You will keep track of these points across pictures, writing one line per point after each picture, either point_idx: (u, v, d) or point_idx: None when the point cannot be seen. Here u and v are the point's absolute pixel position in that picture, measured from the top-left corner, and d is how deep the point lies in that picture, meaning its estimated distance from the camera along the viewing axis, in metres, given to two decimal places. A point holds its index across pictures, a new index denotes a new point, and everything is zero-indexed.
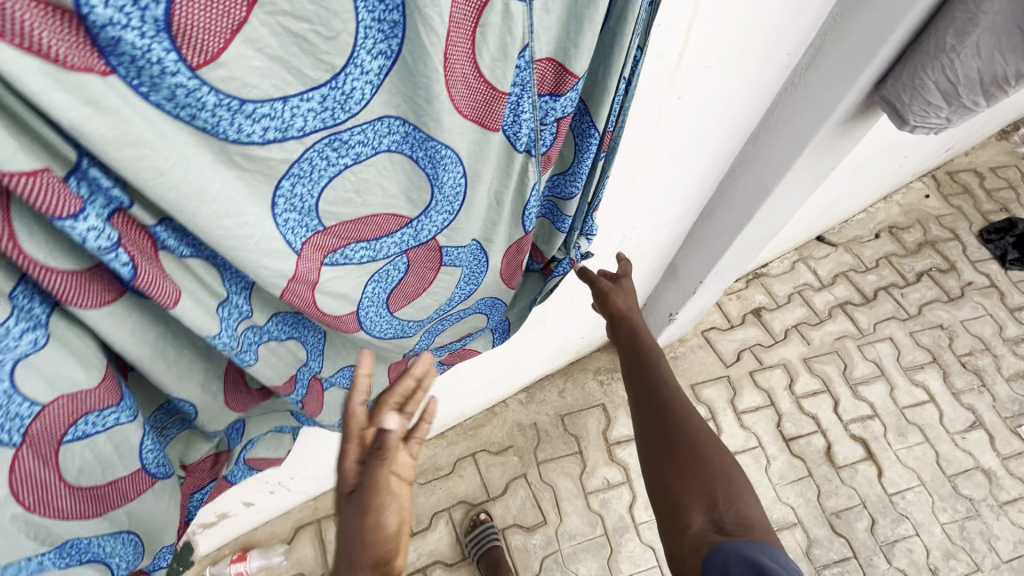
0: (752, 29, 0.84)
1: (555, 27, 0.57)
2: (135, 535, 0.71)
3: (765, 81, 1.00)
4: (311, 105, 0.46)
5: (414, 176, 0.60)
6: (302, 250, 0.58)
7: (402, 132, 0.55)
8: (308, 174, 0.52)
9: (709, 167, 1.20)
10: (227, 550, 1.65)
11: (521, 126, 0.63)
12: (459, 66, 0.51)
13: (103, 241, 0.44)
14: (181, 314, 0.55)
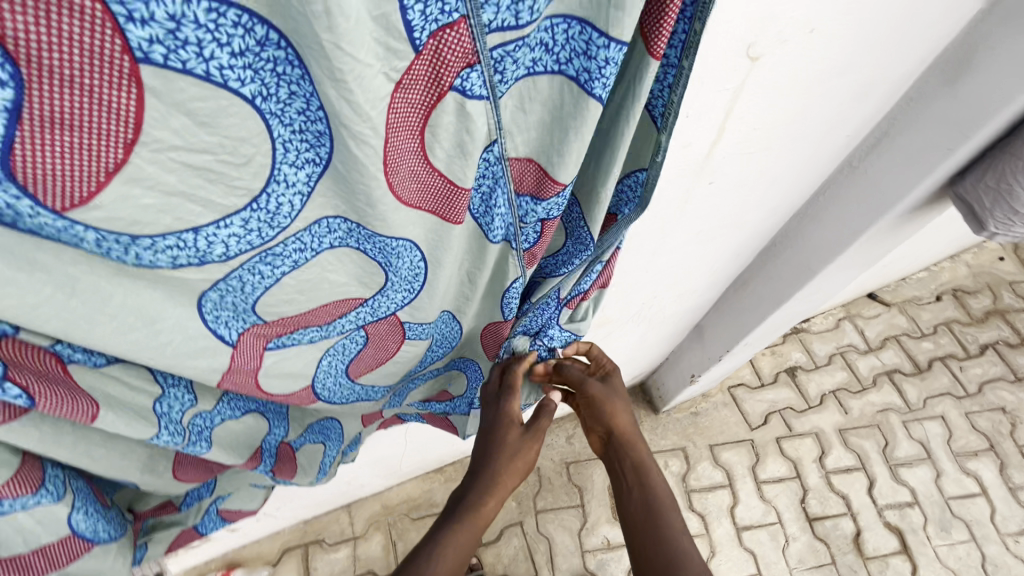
0: (801, 115, 0.71)
1: (537, 127, 0.46)
2: None
3: (815, 161, 0.87)
4: (231, 231, 0.39)
5: (366, 265, 0.52)
6: (238, 343, 0.53)
7: (343, 230, 0.46)
8: (237, 288, 0.46)
9: (745, 241, 1.07)
10: (214, 564, 1.66)
11: (494, 219, 0.53)
12: (403, 167, 0.42)
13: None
14: (103, 426, 0.49)
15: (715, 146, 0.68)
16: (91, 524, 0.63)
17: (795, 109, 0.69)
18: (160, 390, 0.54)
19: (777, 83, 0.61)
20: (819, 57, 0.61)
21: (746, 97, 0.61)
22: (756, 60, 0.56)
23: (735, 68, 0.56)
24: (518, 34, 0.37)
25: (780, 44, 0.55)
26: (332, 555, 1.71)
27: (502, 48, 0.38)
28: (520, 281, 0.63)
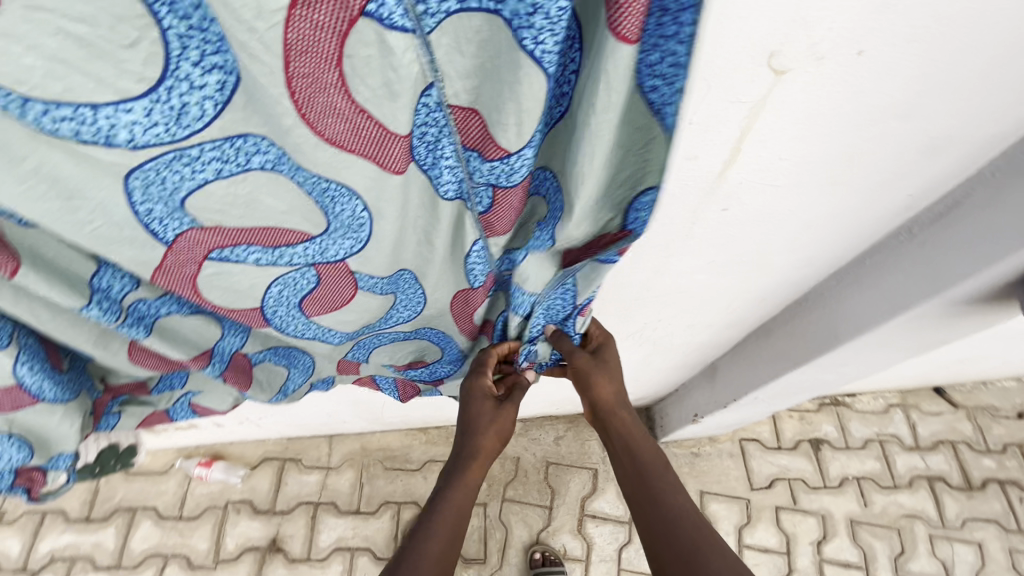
0: (856, 156, 0.61)
1: (475, 74, 0.44)
2: (17, 436, 0.75)
3: (866, 217, 0.75)
4: (133, 117, 0.39)
5: (301, 200, 0.52)
6: (173, 242, 0.54)
7: (273, 154, 0.46)
8: (157, 180, 0.46)
9: (772, 287, 0.96)
10: (201, 450, 1.81)
11: (441, 171, 0.52)
12: (319, 98, 0.41)
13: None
14: (24, 282, 0.56)
15: (727, 167, 0.60)
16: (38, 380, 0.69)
17: (847, 145, 0.59)
18: (96, 268, 0.60)
19: (811, 108, 0.52)
20: (869, 92, 0.51)
21: (766, 115, 0.52)
22: (781, 73, 0.47)
23: (752, 78, 0.48)
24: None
25: (815, 61, 0.46)
26: (304, 476, 1.80)
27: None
28: (479, 245, 0.61)
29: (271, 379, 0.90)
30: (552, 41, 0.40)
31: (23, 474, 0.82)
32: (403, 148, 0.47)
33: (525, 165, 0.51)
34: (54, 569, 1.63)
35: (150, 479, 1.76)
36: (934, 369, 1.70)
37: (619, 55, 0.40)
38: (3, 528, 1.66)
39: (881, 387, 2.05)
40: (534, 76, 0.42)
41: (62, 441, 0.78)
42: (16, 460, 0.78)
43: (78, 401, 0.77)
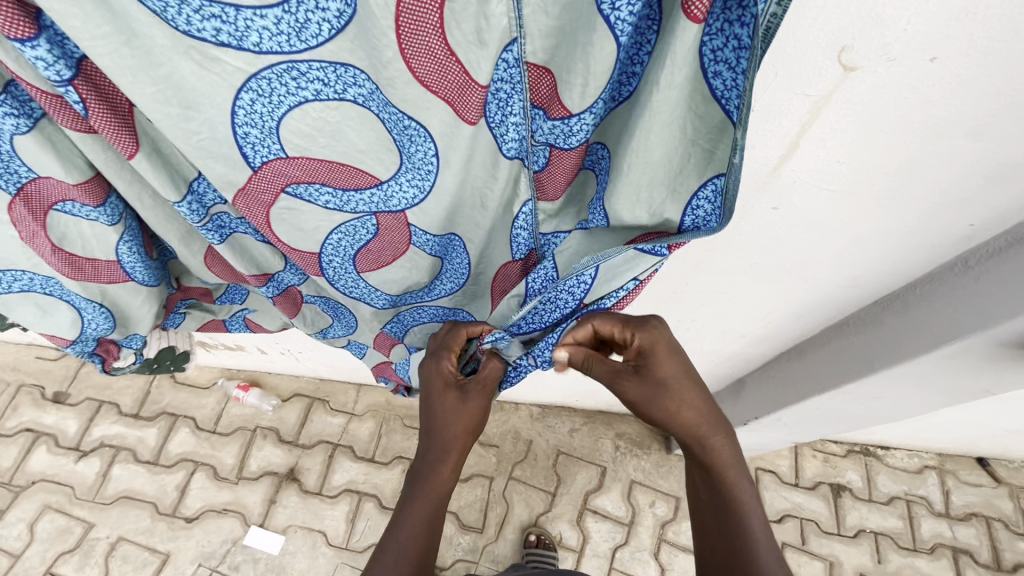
0: (916, 174, 0.62)
1: (554, 36, 0.46)
2: (106, 309, 0.86)
3: (923, 243, 0.75)
4: (265, 23, 0.45)
5: (382, 138, 0.58)
6: (260, 168, 0.60)
7: (367, 88, 0.52)
8: (267, 93, 0.52)
9: (812, 304, 0.96)
10: (242, 375, 1.94)
11: (506, 128, 0.54)
12: (419, 37, 0.46)
13: (53, 74, 0.49)
14: (137, 167, 0.61)
15: (783, 164, 0.62)
16: (132, 259, 0.79)
17: (908, 157, 0.59)
18: (195, 174, 0.65)
19: (875, 111, 0.53)
20: (937, 105, 0.52)
21: (829, 113, 0.54)
22: (850, 71, 0.49)
23: (820, 73, 0.50)
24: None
25: (886, 61, 0.48)
26: (329, 417, 1.89)
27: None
28: (528, 208, 0.64)
29: (315, 320, 1.02)
30: (627, 8, 0.41)
31: (101, 344, 0.95)
32: (478, 98, 0.51)
33: (585, 130, 0.53)
34: (101, 453, 1.80)
35: (194, 392, 1.91)
36: (974, 430, 1.63)
37: (684, 32, 0.42)
38: (67, 409, 1.86)
39: (918, 444, 1.95)
40: (602, 41, 0.44)
41: (140, 319, 0.90)
42: (100, 329, 0.88)
43: (159, 289, 0.88)
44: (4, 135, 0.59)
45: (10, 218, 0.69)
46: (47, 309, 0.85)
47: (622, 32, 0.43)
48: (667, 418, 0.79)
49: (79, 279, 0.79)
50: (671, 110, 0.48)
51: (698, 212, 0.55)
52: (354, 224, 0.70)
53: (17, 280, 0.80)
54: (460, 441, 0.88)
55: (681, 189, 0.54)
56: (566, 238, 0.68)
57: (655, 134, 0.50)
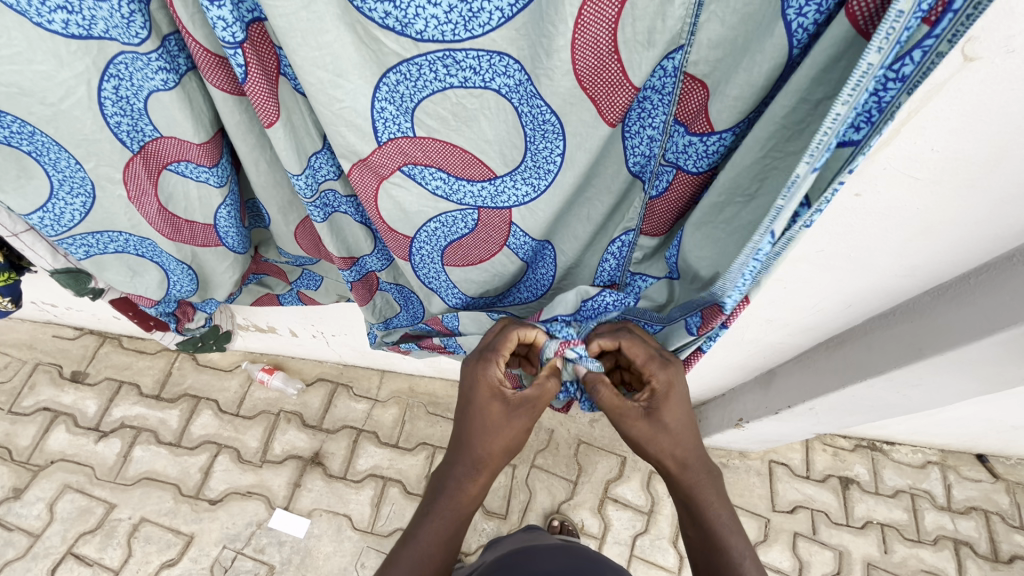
0: (998, 165, 0.66)
1: (724, 48, 0.48)
2: (191, 271, 0.86)
3: (987, 234, 0.79)
4: (436, 10, 0.46)
5: (512, 132, 0.58)
6: (384, 144, 0.60)
7: (516, 79, 0.52)
8: (412, 76, 0.53)
9: (864, 293, 1.01)
10: (265, 359, 1.91)
11: (641, 138, 0.57)
12: (591, 29, 0.46)
13: (228, 36, 0.48)
14: (270, 136, 0.59)
15: (881, 149, 0.66)
16: (228, 225, 0.78)
17: (997, 146, 0.63)
18: (320, 146, 0.64)
19: (980, 102, 0.58)
20: None
21: (937, 101, 0.59)
22: (970, 61, 0.53)
23: (943, 63, 0.54)
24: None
25: (1006, 53, 0.52)
26: (353, 403, 1.85)
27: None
28: (627, 235, 0.68)
29: (384, 308, 0.97)
30: (813, 15, 0.43)
31: (180, 305, 1.00)
32: (627, 99, 0.52)
33: (716, 151, 0.56)
34: (122, 434, 1.78)
35: (217, 374, 1.89)
36: (978, 424, 1.68)
37: (834, 30, 0.42)
38: (86, 389, 1.84)
39: (928, 441, 1.94)
40: (773, 54, 0.45)
41: (220, 283, 0.91)
42: (184, 291, 0.90)
43: (244, 257, 0.87)
44: (141, 93, 0.58)
45: (123, 178, 0.69)
46: (136, 271, 0.85)
47: (797, 43, 0.44)
48: (684, 460, 0.76)
49: (174, 242, 0.79)
50: (796, 139, 0.51)
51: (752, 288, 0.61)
52: (451, 217, 0.69)
53: (112, 241, 0.79)
54: (494, 459, 0.80)
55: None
56: (652, 282, 0.74)
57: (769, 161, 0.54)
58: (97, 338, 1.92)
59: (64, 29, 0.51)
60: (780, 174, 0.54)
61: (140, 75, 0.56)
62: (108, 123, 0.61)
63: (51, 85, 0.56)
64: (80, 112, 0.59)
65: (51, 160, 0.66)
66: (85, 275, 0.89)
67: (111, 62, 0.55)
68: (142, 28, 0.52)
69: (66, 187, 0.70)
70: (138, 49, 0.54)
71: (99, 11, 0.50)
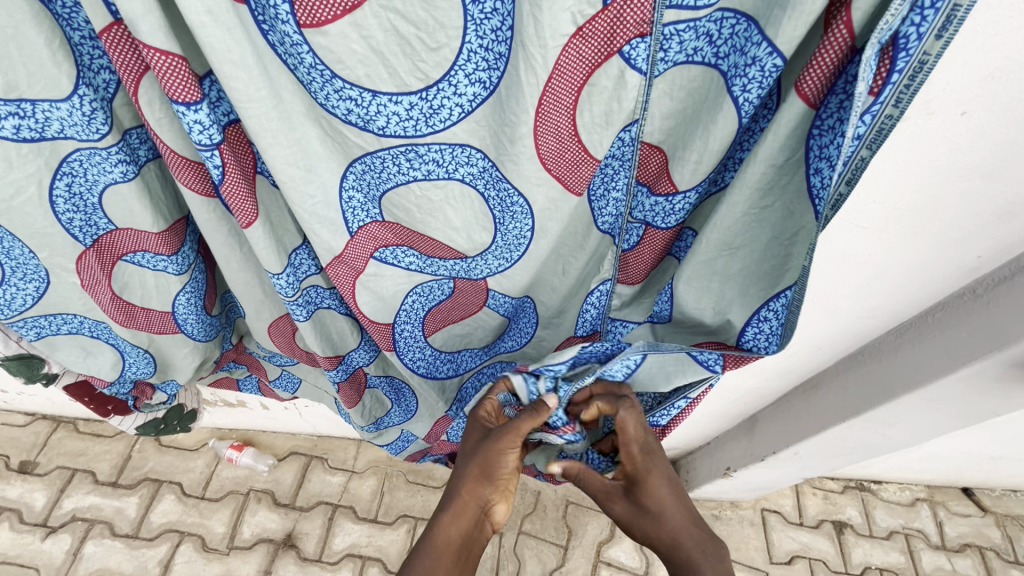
0: (936, 213, 0.71)
1: (675, 117, 0.51)
2: (149, 355, 0.82)
3: (935, 275, 0.84)
4: (396, 108, 0.48)
5: (481, 216, 0.59)
6: (356, 233, 0.61)
7: (480, 166, 0.54)
8: (375, 168, 0.55)
9: (831, 336, 1.04)
10: (234, 434, 1.82)
11: (607, 202, 0.58)
12: (551, 115, 0.49)
13: (205, 138, 0.48)
14: (250, 236, 0.58)
15: None
16: (187, 312, 0.76)
17: (932, 196, 0.68)
18: (301, 241, 0.65)
19: (912, 158, 0.63)
20: (965, 151, 0.61)
21: (873, 156, 0.63)
22: (896, 122, 0.59)
23: None
24: (692, 16, 0.43)
25: (925, 115, 0.58)
26: (328, 476, 1.76)
27: (675, 26, 0.43)
28: (605, 285, 0.67)
29: (374, 407, 0.95)
30: (756, 91, 0.45)
31: (137, 385, 0.92)
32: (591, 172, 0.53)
33: (683, 209, 0.57)
34: (72, 529, 1.64)
35: (181, 455, 1.78)
36: (958, 458, 1.69)
37: (792, 108, 0.46)
38: (34, 480, 1.70)
39: (913, 478, 1.94)
40: (724, 125, 0.48)
41: (182, 368, 0.86)
42: (139, 373, 0.85)
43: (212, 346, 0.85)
44: (95, 188, 0.58)
45: (77, 266, 0.67)
46: (90, 351, 0.82)
47: (746, 114, 0.47)
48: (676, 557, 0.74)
49: (128, 325, 0.76)
50: (770, 195, 0.53)
51: (760, 330, 0.63)
52: (428, 287, 0.70)
53: (66, 323, 0.77)
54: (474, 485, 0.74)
55: (753, 291, 0.61)
56: (633, 328, 0.74)
57: (743, 219, 0.56)
58: (50, 423, 1.80)
59: (15, 134, 0.51)
60: (758, 231, 0.57)
61: (97, 169, 0.57)
62: (59, 219, 0.61)
63: (3, 184, 0.55)
64: (32, 208, 0.59)
65: (3, 248, 0.64)
66: (38, 361, 0.82)
67: (63, 160, 0.55)
68: (103, 124, 0.53)
69: (18, 273, 0.68)
70: (98, 143, 0.54)
71: (56, 112, 0.51)
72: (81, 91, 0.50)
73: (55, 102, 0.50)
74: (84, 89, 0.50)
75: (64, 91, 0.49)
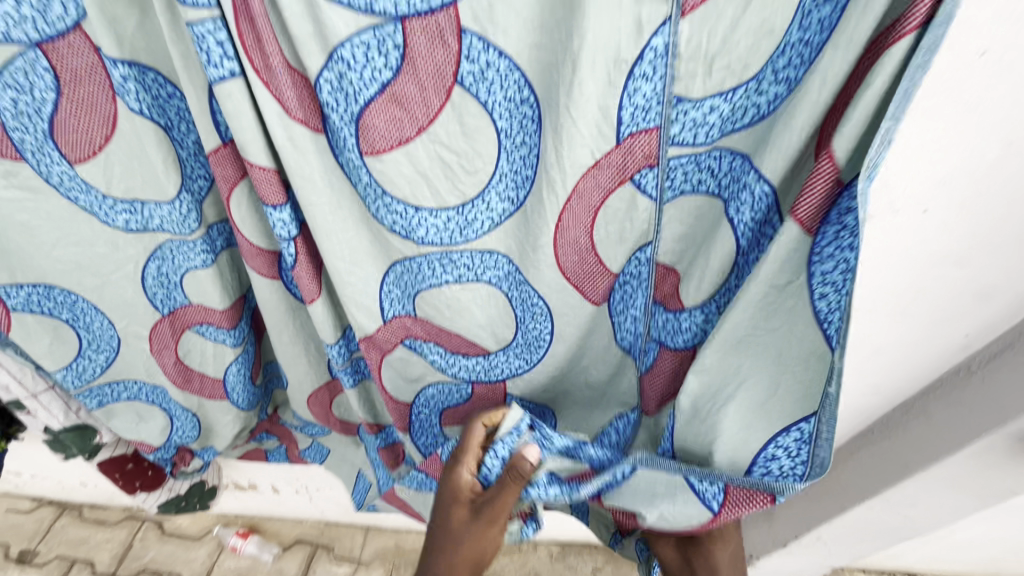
0: (917, 295, 0.78)
1: (683, 239, 0.58)
2: (196, 418, 0.87)
3: (928, 353, 0.88)
4: (436, 220, 0.57)
5: (504, 315, 0.67)
6: (389, 320, 0.68)
7: (505, 269, 0.62)
8: (414, 270, 0.62)
9: (840, 412, 1.07)
10: (240, 520, 1.77)
11: (628, 315, 0.63)
12: (568, 233, 0.57)
13: (284, 232, 0.57)
14: (313, 310, 0.66)
15: None
16: (237, 380, 0.82)
17: (912, 281, 0.75)
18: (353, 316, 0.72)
19: (887, 248, 0.71)
20: (932, 242, 0.69)
21: None
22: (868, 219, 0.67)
23: None
24: (693, 150, 0.50)
25: (892, 213, 0.66)
26: (334, 567, 1.69)
27: (678, 160, 0.51)
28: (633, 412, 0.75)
29: None
30: (748, 214, 0.52)
31: (179, 451, 0.96)
32: (606, 283, 0.62)
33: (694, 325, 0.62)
34: None
35: (183, 543, 1.73)
36: (994, 544, 1.61)
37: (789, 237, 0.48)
38: (31, 571, 1.65)
39: (950, 569, 1.83)
40: (726, 244, 0.54)
41: (223, 433, 0.90)
42: (185, 435, 0.90)
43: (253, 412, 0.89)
44: (179, 270, 0.66)
45: (150, 337, 0.74)
46: (143, 416, 0.86)
47: (743, 235, 0.53)
48: None
49: (183, 389, 0.81)
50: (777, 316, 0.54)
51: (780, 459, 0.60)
52: (448, 386, 0.77)
53: (126, 390, 0.82)
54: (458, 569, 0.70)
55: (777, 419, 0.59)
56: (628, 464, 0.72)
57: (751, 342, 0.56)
58: (55, 509, 1.77)
59: (126, 226, 0.60)
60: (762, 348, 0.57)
61: (182, 256, 0.65)
62: (147, 293, 0.68)
63: (105, 262, 0.64)
64: (126, 282, 0.66)
65: (86, 323, 0.71)
66: (91, 430, 0.88)
67: (160, 245, 0.63)
68: (194, 221, 0.61)
69: (92, 345, 0.74)
70: (188, 237, 0.62)
71: (159, 211, 0.59)
72: (183, 195, 0.58)
73: (161, 202, 0.58)
74: (185, 194, 0.59)
75: (168, 195, 0.58)
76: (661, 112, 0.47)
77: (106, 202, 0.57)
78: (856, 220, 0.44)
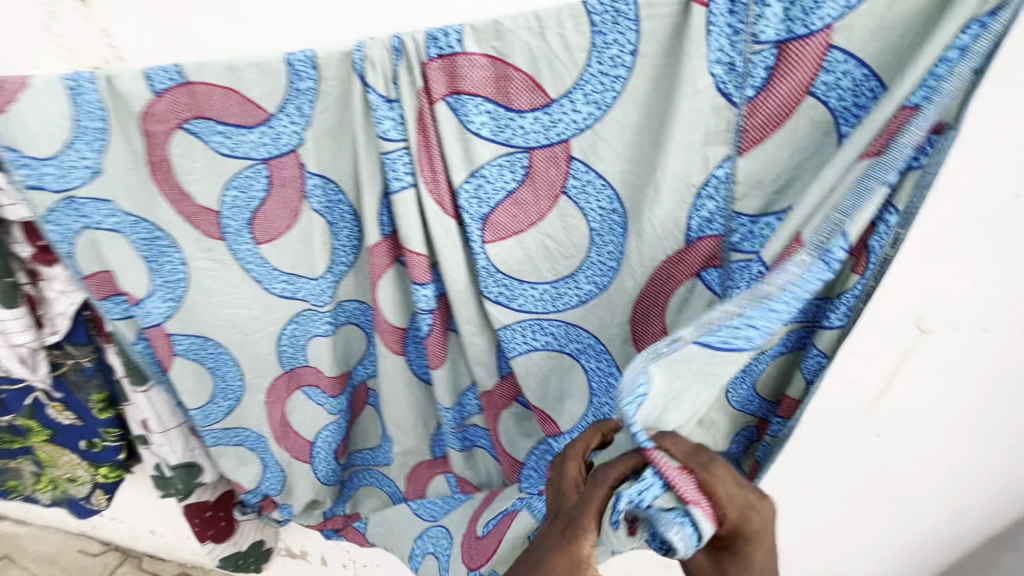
0: (987, 413, 0.78)
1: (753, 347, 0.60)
2: (281, 472, 0.95)
3: (1010, 478, 0.86)
4: (534, 292, 0.67)
5: (581, 385, 0.74)
6: (506, 375, 0.77)
7: (587, 342, 0.71)
8: (503, 338, 0.71)
9: (919, 539, 1.00)
10: None
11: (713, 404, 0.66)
12: (647, 309, 0.65)
13: (424, 305, 0.68)
14: (436, 375, 0.76)
15: (880, 396, 0.81)
16: (325, 442, 0.91)
17: (979, 398, 0.77)
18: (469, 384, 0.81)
19: (948, 362, 0.75)
20: (995, 359, 0.72)
21: (911, 359, 0.75)
22: (926, 332, 0.72)
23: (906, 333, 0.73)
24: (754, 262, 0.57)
25: (949, 328, 0.71)
26: None
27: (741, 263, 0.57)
28: None
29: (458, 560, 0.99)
30: None
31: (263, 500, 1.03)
32: None
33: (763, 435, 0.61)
34: None
35: None
36: None
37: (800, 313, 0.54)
38: None
39: None
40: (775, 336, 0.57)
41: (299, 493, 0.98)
42: (269, 488, 0.97)
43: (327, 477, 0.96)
44: (307, 336, 0.78)
45: (268, 391, 0.84)
46: (241, 463, 0.94)
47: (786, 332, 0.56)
48: None
49: (279, 442, 0.90)
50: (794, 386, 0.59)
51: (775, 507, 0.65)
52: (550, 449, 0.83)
53: (237, 436, 0.89)
54: None
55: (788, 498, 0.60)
56: None
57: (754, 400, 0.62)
58: (119, 555, 1.85)
59: (278, 292, 0.73)
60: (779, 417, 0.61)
61: (313, 323, 0.76)
62: (278, 350, 0.79)
63: (255, 321, 0.75)
64: (265, 339, 0.77)
65: (223, 372, 0.80)
66: (197, 470, 0.97)
67: (293, 316, 0.75)
68: (328, 295, 0.74)
69: (222, 393, 0.83)
70: (321, 307, 0.74)
71: (307, 285, 0.72)
72: (325, 274, 0.72)
73: (311, 278, 0.72)
74: (327, 275, 0.72)
75: (316, 273, 0.71)
76: (722, 223, 0.57)
77: (271, 273, 0.71)
78: (867, 272, 0.51)
